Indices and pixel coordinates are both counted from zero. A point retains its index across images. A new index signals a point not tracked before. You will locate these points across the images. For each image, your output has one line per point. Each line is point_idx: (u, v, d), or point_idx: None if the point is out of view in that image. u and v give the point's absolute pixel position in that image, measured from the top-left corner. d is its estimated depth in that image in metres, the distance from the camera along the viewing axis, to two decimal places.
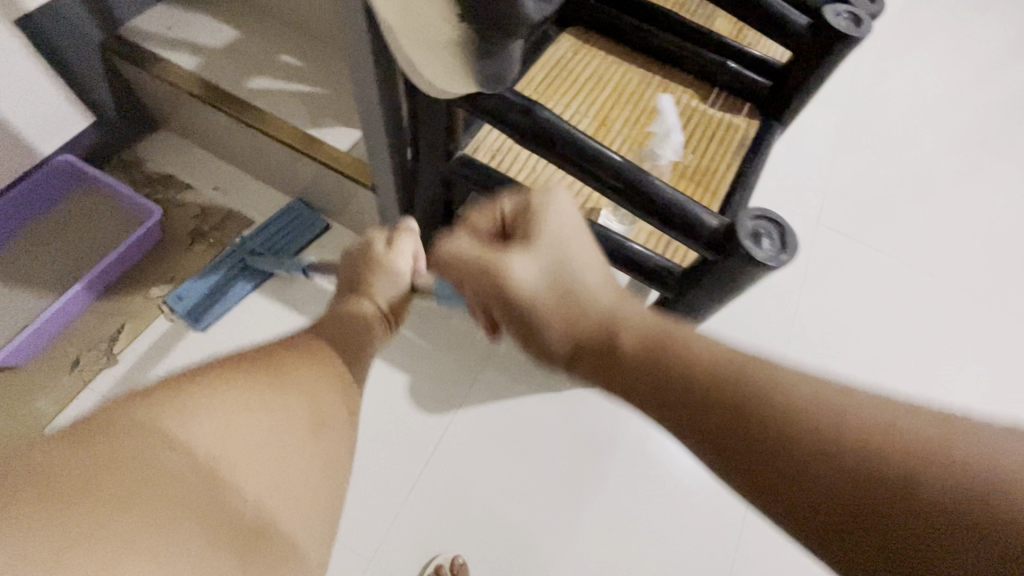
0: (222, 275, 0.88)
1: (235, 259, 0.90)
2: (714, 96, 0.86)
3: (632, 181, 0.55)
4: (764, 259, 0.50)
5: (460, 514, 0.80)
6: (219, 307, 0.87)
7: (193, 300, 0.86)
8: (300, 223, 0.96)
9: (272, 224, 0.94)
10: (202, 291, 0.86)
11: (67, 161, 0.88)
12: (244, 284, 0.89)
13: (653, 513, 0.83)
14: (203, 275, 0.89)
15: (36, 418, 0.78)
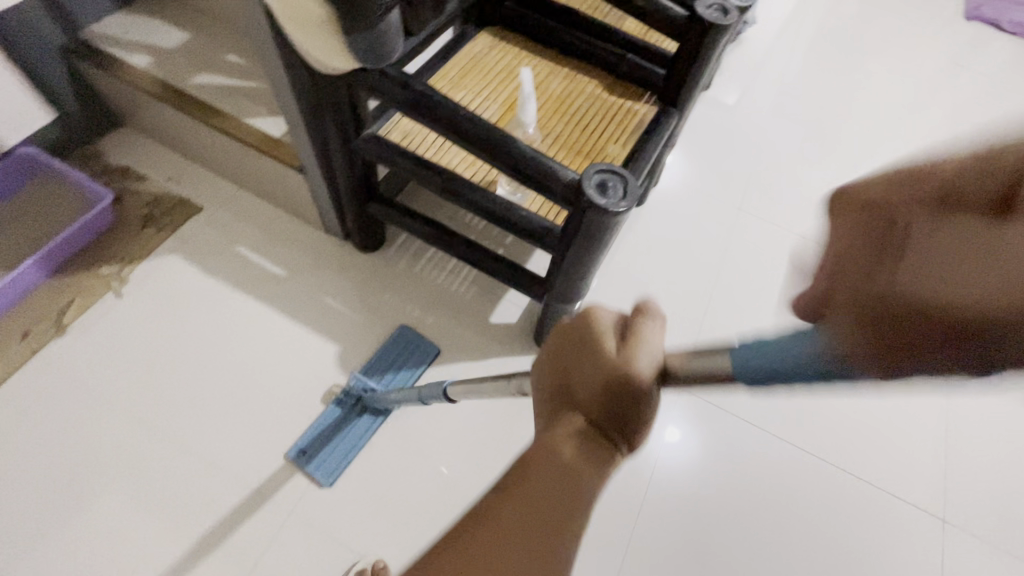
0: (341, 413, 0.87)
1: (353, 398, 0.88)
2: (617, 86, 0.94)
3: (496, 143, 0.63)
4: (606, 204, 0.58)
5: (446, 499, 0.84)
6: (340, 447, 0.85)
7: (313, 447, 0.85)
8: (414, 349, 0.95)
9: (387, 353, 0.93)
10: (317, 435, 0.85)
11: (27, 152, 0.96)
12: (367, 418, 0.88)
13: (633, 493, 0.87)
14: (318, 419, 0.87)
15: None
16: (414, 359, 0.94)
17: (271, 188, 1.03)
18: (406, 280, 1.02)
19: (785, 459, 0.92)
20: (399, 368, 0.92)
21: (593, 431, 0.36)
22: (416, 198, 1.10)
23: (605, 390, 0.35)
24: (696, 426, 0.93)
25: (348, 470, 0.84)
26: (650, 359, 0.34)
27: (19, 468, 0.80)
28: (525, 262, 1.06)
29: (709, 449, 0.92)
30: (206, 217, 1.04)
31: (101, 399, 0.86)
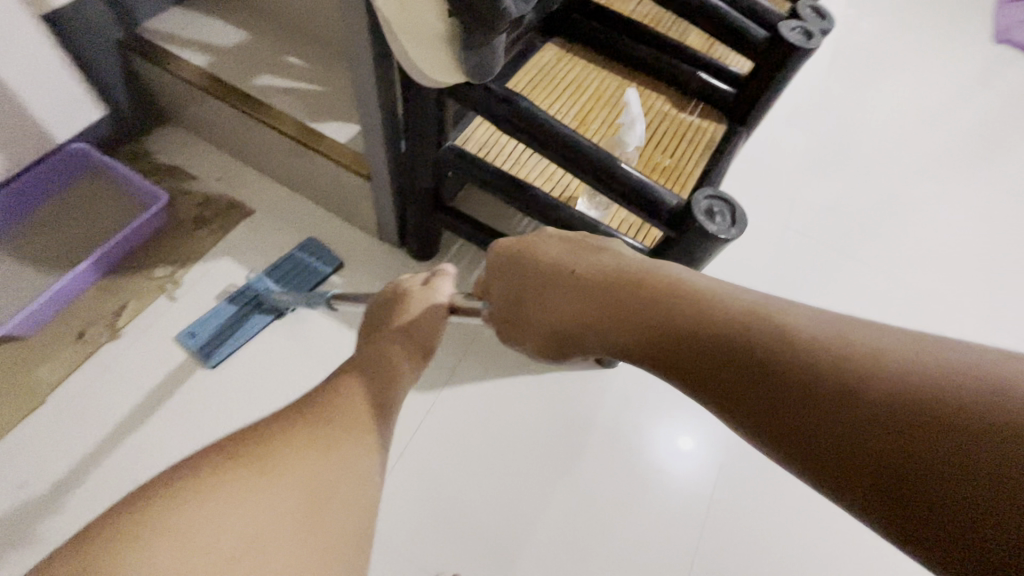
0: (233, 311, 0.91)
1: (243, 297, 0.92)
2: (686, 104, 0.93)
3: (602, 164, 0.61)
4: (716, 231, 0.57)
5: (477, 531, 0.81)
6: (232, 340, 0.88)
7: (206, 337, 0.88)
8: (304, 263, 0.98)
9: (278, 267, 0.96)
10: (214, 328, 0.89)
11: (81, 149, 0.94)
12: (258, 317, 0.91)
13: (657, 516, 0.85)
14: (211, 315, 0.90)
15: (40, 387, 0.82)
16: (314, 270, 0.97)
17: (326, 193, 1.02)
18: (461, 290, 1.01)
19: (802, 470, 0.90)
20: (299, 278, 0.96)
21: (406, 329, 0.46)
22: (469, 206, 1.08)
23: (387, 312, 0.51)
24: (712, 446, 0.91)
25: (235, 359, 0.88)
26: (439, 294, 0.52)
27: (71, 477, 0.77)
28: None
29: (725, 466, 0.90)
30: (256, 220, 1.02)
31: (155, 408, 0.83)
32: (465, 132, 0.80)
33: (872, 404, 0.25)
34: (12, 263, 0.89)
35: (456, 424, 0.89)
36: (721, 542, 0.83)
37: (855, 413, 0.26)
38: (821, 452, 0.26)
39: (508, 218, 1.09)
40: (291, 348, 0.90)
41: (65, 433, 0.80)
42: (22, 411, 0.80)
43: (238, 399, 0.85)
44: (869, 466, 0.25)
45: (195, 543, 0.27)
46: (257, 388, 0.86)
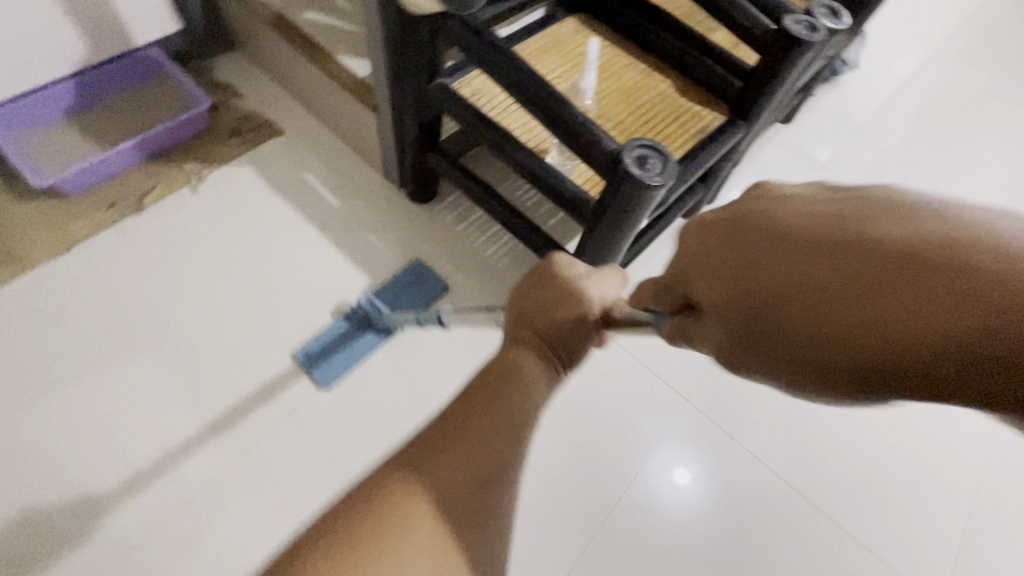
0: (347, 328, 0.94)
1: (360, 315, 0.94)
2: (691, 92, 0.94)
3: (552, 101, 0.66)
4: (641, 176, 0.59)
5: None
6: (344, 361, 0.91)
7: (317, 352, 0.92)
8: (421, 279, 1.00)
9: (397, 279, 0.99)
10: (328, 342, 0.92)
11: (154, 53, 1.09)
12: (369, 337, 0.94)
13: (650, 521, 0.89)
14: (326, 329, 0.94)
15: (71, 237, 0.95)
16: (431, 291, 0.99)
17: (347, 127, 1.11)
18: (446, 235, 1.07)
19: (794, 506, 0.92)
20: (410, 297, 0.98)
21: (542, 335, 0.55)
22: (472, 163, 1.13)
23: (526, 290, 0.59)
24: (705, 470, 0.93)
25: (350, 379, 0.91)
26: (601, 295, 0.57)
27: (76, 314, 0.90)
28: (563, 244, 1.07)
29: (725, 494, 0.92)
30: (284, 141, 1.13)
31: (158, 277, 0.96)
32: (461, 78, 0.86)
33: (840, 293, 0.25)
34: (77, 135, 1.05)
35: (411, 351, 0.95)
36: (705, 554, 0.88)
37: (797, 294, 0.27)
38: (782, 347, 0.27)
39: (509, 181, 1.13)
40: (387, 366, 0.93)
41: (81, 279, 0.93)
42: (52, 252, 0.94)
43: (345, 429, 0.87)
44: (809, 331, 0.26)
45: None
46: (344, 411, 0.89)
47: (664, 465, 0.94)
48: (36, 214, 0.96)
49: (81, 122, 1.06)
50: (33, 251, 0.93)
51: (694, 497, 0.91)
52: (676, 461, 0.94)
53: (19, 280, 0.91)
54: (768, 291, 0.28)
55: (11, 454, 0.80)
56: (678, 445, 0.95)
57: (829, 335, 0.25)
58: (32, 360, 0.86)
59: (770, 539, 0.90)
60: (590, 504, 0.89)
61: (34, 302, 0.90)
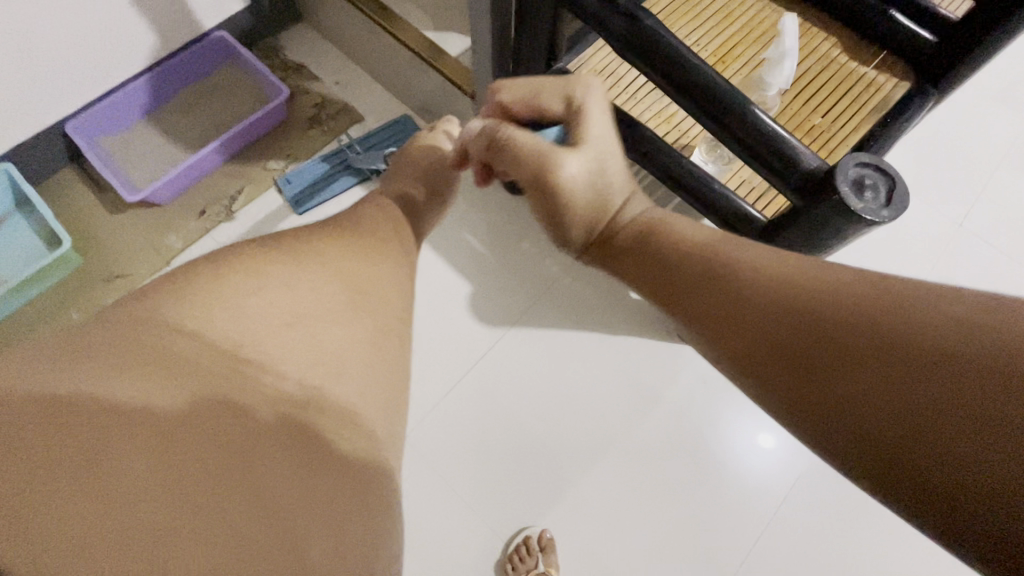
0: (328, 168, 0.97)
1: (340, 154, 0.98)
2: (864, 51, 0.75)
3: (730, 103, 0.51)
4: (862, 210, 0.45)
5: (571, 514, 0.82)
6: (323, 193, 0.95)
7: (299, 185, 0.95)
8: (398, 128, 1.01)
9: (384, 129, 1.01)
10: (309, 180, 0.96)
11: (222, 37, 0.99)
12: (346, 177, 0.96)
13: (722, 508, 0.83)
14: (310, 168, 0.97)
15: (166, 251, 0.92)
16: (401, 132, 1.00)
17: (432, 107, 0.99)
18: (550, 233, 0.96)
19: None
20: (384, 141, 0.99)
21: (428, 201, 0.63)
22: None
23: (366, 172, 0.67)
24: (793, 447, 0.85)
25: (322, 208, 0.95)
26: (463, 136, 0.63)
27: None
28: None
29: (806, 474, 0.84)
30: (365, 126, 1.03)
31: None
32: (579, 58, 0.72)
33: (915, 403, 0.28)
34: (155, 137, 0.98)
35: (514, 357, 0.89)
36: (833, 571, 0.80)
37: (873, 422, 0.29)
38: (866, 440, 0.29)
39: None
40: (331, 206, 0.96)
41: None
42: (151, 268, 0.91)
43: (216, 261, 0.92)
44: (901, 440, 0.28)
45: (306, 349, 0.40)
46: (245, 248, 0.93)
47: (747, 434, 0.86)
48: (131, 228, 0.93)
49: (157, 122, 1.00)
50: (133, 267, 0.91)
51: (777, 462, 0.85)
52: (770, 452, 0.85)
53: (125, 298, 0.89)
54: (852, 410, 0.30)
55: None
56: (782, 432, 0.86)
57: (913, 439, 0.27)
58: None
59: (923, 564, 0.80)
60: (707, 512, 0.82)
61: None
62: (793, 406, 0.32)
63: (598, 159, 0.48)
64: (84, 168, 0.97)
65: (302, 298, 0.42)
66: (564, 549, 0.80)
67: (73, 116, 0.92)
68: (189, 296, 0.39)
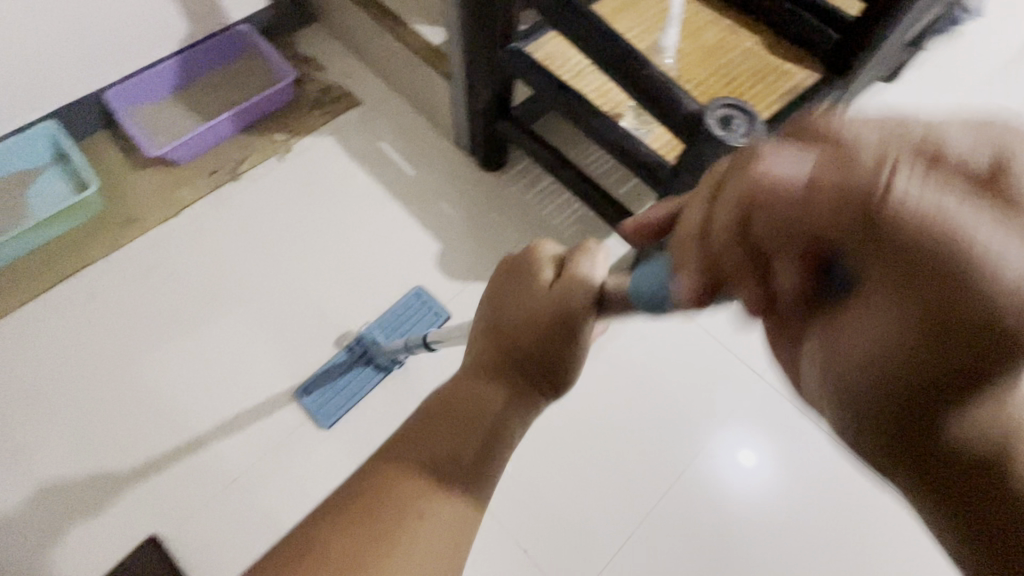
0: (346, 360, 0.93)
1: (357, 352, 0.94)
2: (782, 47, 0.87)
3: (631, 61, 0.62)
4: (725, 139, 0.56)
5: (522, 465, 0.88)
6: (341, 389, 0.92)
7: (315, 395, 0.91)
8: (415, 313, 0.97)
9: (394, 309, 0.97)
10: (325, 372, 0.92)
11: (243, 29, 1.16)
12: (365, 371, 0.93)
13: (678, 489, 0.87)
14: (331, 358, 0.94)
15: (177, 203, 1.05)
16: (429, 319, 0.97)
17: (420, 94, 1.13)
18: (517, 206, 1.07)
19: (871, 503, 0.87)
20: (409, 324, 0.96)
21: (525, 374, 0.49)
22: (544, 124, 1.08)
23: (499, 324, 0.51)
24: (774, 463, 0.89)
25: (346, 416, 0.90)
26: (581, 274, 0.49)
27: (183, 270, 1.00)
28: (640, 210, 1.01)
29: (784, 487, 0.87)
30: (361, 110, 1.17)
31: (250, 241, 1.03)
32: (533, 42, 0.84)
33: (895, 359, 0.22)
34: (179, 109, 1.13)
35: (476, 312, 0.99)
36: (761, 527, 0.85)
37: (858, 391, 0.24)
38: (889, 422, 0.24)
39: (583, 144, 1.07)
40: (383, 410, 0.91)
41: (185, 240, 1.02)
42: (161, 216, 1.03)
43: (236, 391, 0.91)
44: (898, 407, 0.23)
45: None
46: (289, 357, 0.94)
47: (730, 443, 0.90)
48: (149, 182, 1.06)
49: (182, 97, 1.15)
50: (147, 214, 1.03)
51: (756, 477, 0.88)
52: (742, 455, 0.89)
53: (136, 240, 1.01)
54: (857, 379, 0.24)
55: (136, 388, 0.91)
56: (729, 416, 0.92)
57: (898, 376, 0.23)
58: (145, 308, 0.96)
59: (844, 526, 0.85)
60: (650, 471, 0.88)
61: (147, 260, 1.00)
62: (842, 404, 0.26)
63: (834, 118, 0.24)
64: (114, 133, 1.12)
65: (426, 540, 0.39)
66: (507, 485, 0.87)
67: (111, 86, 1.08)
68: (331, 536, 0.39)
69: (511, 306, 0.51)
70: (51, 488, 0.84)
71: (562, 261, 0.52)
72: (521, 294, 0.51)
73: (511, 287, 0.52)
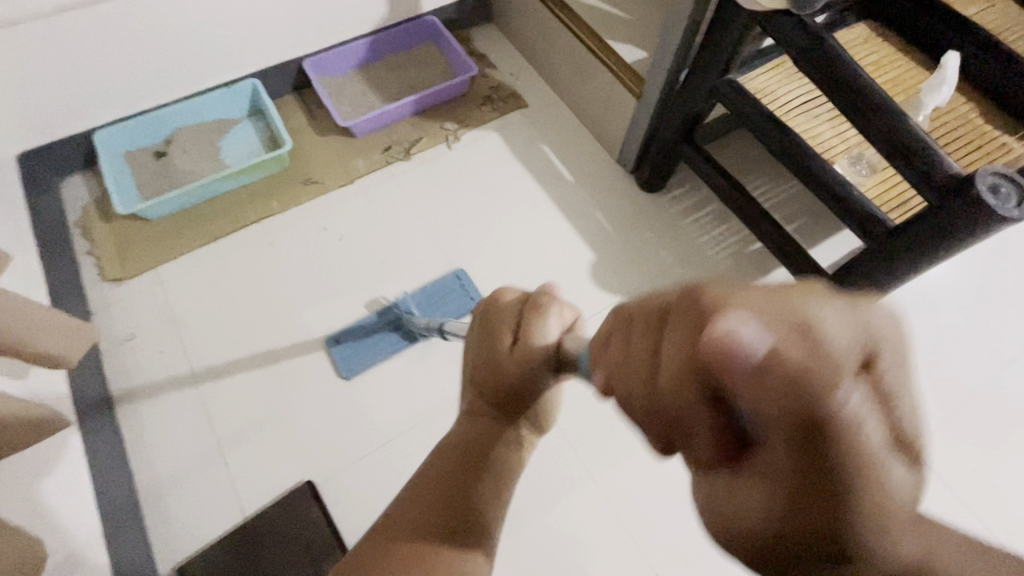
0: (378, 321, 0.97)
1: (391, 312, 0.97)
2: (997, 120, 0.85)
3: (889, 113, 0.64)
4: (996, 207, 0.56)
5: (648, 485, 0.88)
6: (367, 357, 0.94)
7: (346, 345, 0.95)
8: (452, 292, 1.00)
9: (430, 288, 1.00)
10: (358, 331, 0.96)
11: (433, 21, 1.22)
12: (394, 337, 0.96)
13: None
14: (360, 319, 0.98)
15: (353, 171, 1.12)
16: (463, 302, 0.99)
17: (589, 106, 1.16)
18: (672, 229, 1.08)
19: None
20: (446, 303, 0.98)
21: (496, 410, 0.46)
22: (717, 149, 1.07)
23: (493, 368, 0.46)
24: None
25: (370, 372, 0.94)
26: (558, 326, 0.47)
27: (354, 235, 1.06)
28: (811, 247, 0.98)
29: None
30: (527, 112, 1.21)
31: (415, 219, 1.08)
32: (746, 74, 0.85)
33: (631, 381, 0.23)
34: (362, 85, 1.21)
35: None
36: None
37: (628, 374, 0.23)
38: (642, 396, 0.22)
39: (753, 173, 1.05)
40: (404, 383, 0.94)
41: (358, 209, 1.08)
42: (339, 181, 1.10)
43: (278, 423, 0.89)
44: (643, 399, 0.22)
45: None
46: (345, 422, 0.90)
47: None
48: (330, 149, 1.13)
49: (365, 74, 1.22)
50: (325, 178, 1.10)
51: None
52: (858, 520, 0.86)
53: (314, 200, 1.08)
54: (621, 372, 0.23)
55: (301, 336, 0.96)
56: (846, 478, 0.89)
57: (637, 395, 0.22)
58: (315, 266, 1.03)
59: None
60: None
61: (322, 221, 1.07)
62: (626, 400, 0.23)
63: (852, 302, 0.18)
64: (302, 98, 1.20)
65: None
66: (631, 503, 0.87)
67: (311, 55, 1.16)
68: None
69: (507, 350, 0.46)
70: (215, 400, 0.91)
71: (519, 313, 0.47)
72: (496, 338, 0.47)
73: (484, 336, 0.48)
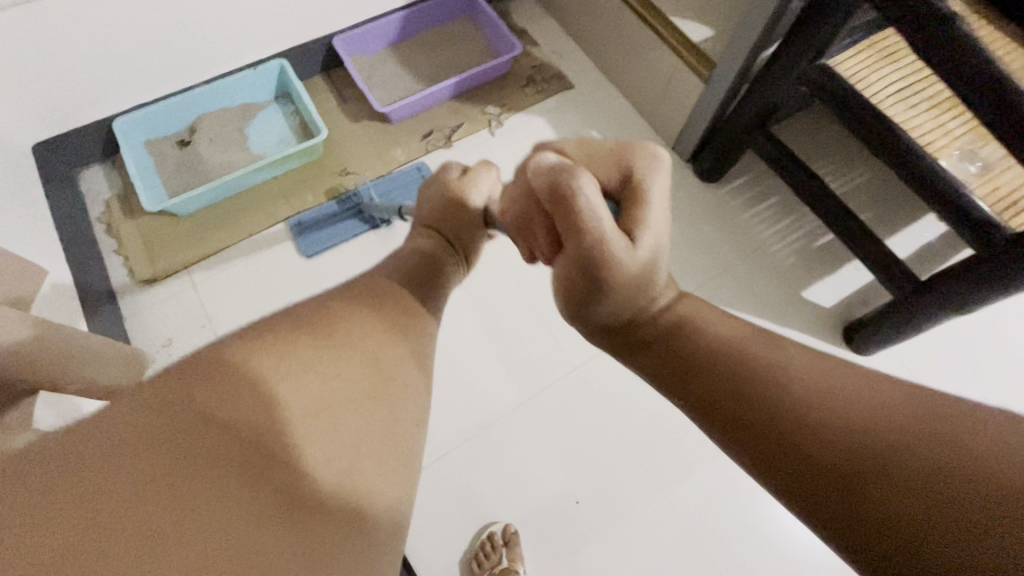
0: (338, 209, 0.99)
1: (351, 200, 0.99)
2: None
3: None
4: None
5: (718, 498, 0.85)
6: (330, 238, 0.97)
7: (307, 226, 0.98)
8: (409, 181, 1.02)
9: (390, 180, 1.01)
10: (319, 216, 0.98)
11: None
12: (355, 223, 0.99)
13: None
14: (321, 205, 1.00)
15: (392, 161, 1.04)
16: None
17: (642, 88, 1.07)
18: (733, 222, 1.01)
19: None
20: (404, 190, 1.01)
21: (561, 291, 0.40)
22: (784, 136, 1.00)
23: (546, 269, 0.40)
24: None
25: (330, 254, 0.97)
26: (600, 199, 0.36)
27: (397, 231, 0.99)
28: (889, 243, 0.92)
29: None
30: (573, 94, 1.13)
31: None
32: (838, 58, 0.77)
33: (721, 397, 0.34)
34: (395, 65, 1.12)
35: None
36: None
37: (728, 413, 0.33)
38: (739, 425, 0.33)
39: (824, 162, 0.98)
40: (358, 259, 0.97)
41: (399, 201, 1.02)
42: (378, 172, 1.03)
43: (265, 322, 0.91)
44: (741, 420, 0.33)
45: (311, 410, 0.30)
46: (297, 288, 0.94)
47: None
48: (366, 136, 1.06)
49: (398, 52, 1.13)
50: (362, 168, 1.03)
51: None
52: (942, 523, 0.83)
53: (352, 193, 1.01)
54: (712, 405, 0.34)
55: None
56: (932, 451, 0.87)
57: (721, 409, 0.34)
58: (356, 265, 0.97)
59: None
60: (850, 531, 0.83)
61: (362, 216, 1.00)
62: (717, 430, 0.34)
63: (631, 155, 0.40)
64: (331, 80, 1.11)
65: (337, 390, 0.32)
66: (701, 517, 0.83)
67: (341, 34, 1.07)
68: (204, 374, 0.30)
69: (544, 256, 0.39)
70: None
71: (549, 189, 0.37)
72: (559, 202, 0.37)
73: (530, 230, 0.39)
